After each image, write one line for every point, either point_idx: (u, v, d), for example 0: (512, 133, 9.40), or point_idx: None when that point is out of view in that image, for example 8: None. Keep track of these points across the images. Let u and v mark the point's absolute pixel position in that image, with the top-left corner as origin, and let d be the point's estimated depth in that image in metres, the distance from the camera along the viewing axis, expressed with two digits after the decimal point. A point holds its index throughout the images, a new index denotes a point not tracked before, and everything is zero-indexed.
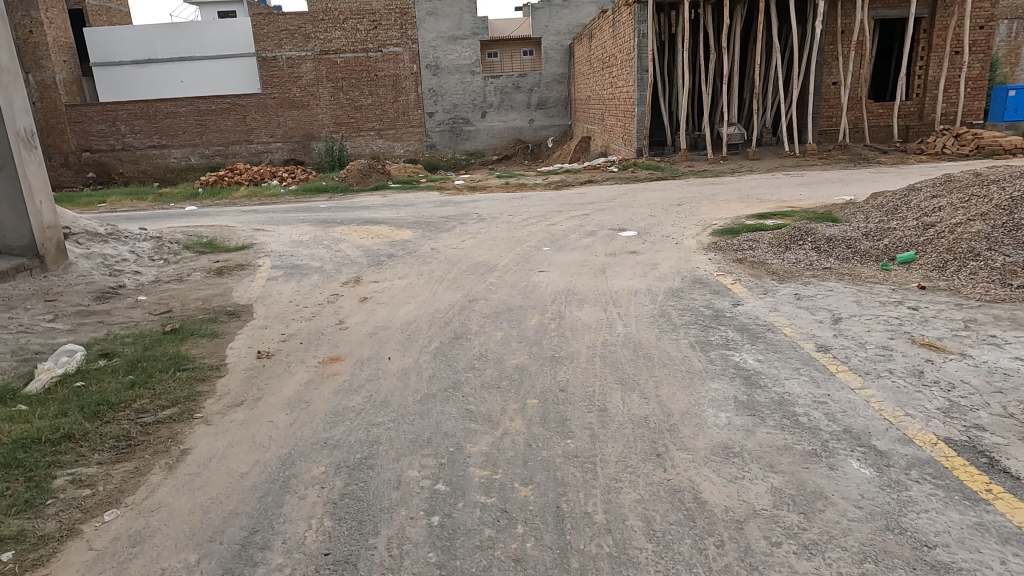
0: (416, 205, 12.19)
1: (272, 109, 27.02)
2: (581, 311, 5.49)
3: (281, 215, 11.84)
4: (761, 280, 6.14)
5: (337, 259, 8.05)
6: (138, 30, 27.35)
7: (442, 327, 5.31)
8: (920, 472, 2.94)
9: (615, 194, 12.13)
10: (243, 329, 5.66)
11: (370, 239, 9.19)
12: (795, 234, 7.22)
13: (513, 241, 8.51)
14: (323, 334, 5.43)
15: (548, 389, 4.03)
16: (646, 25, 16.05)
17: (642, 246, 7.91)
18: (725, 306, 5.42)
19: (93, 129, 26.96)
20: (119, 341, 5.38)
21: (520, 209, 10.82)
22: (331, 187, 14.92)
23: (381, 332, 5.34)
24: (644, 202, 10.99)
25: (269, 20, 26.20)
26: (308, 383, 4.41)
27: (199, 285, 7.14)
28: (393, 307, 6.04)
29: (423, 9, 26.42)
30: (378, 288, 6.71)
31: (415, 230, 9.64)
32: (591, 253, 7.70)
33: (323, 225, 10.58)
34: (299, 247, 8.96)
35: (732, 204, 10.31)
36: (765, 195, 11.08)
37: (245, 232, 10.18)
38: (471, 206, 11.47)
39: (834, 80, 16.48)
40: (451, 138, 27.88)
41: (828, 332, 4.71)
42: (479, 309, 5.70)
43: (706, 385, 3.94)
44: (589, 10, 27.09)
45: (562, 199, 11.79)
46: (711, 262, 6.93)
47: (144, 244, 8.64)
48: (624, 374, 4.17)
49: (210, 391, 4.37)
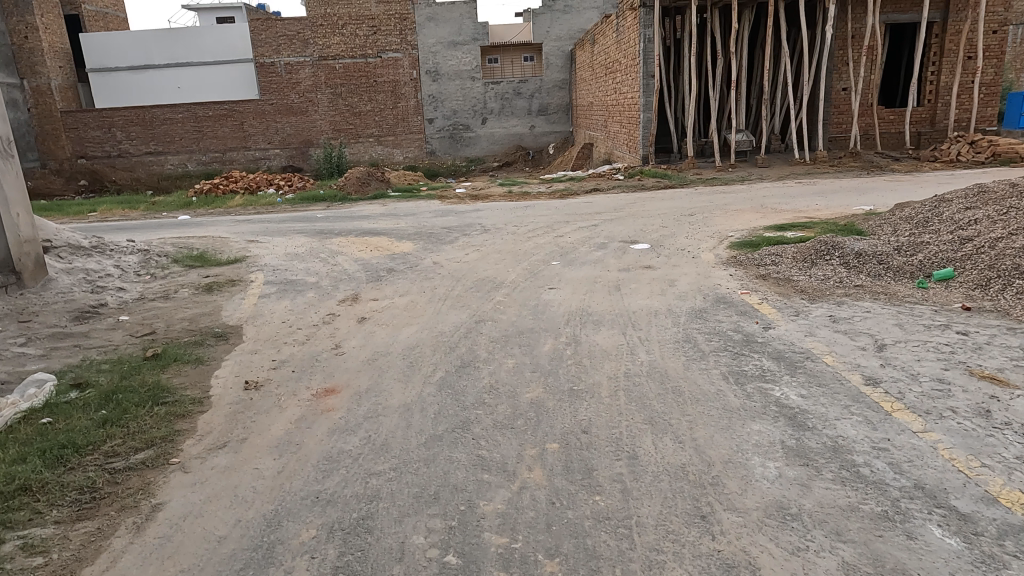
0: (417, 215, 11.77)
1: (269, 116, 26.68)
2: (598, 336, 5.05)
3: (278, 225, 11.42)
4: (790, 300, 5.71)
5: (334, 274, 7.62)
6: (135, 36, 26.99)
7: (447, 354, 4.86)
8: (1015, 543, 2.50)
9: (622, 203, 11.72)
10: (231, 355, 5.21)
11: (368, 251, 8.77)
12: (821, 248, 6.78)
13: (519, 254, 8.08)
14: (317, 360, 4.98)
15: (568, 430, 3.58)
16: (652, 30, 15.74)
17: (656, 260, 7.49)
18: (756, 330, 4.98)
19: (88, 135, 26.58)
20: (94, 369, 4.93)
21: (525, 219, 10.40)
22: (329, 196, 14.48)
23: (380, 359, 4.89)
24: (654, 212, 10.57)
25: (267, 25, 25.89)
26: (299, 421, 3.96)
27: (187, 302, 6.70)
28: (393, 329, 5.59)
29: (423, 14, 26.10)
30: (378, 307, 6.28)
31: (416, 241, 9.22)
32: (603, 268, 7.28)
33: (320, 236, 10.15)
34: (294, 260, 8.52)
35: (745, 214, 9.89)
36: (779, 204, 10.66)
37: (239, 244, 9.75)
38: (474, 215, 11.05)
39: (845, 85, 16.07)
40: (452, 144, 27.50)
41: (874, 362, 4.26)
42: (487, 333, 5.26)
43: (748, 427, 3.50)
44: (590, 16, 26.77)
45: (568, 209, 11.37)
46: (732, 279, 6.51)
47: (131, 257, 8.20)
48: (653, 413, 3.73)
49: (190, 430, 3.92)
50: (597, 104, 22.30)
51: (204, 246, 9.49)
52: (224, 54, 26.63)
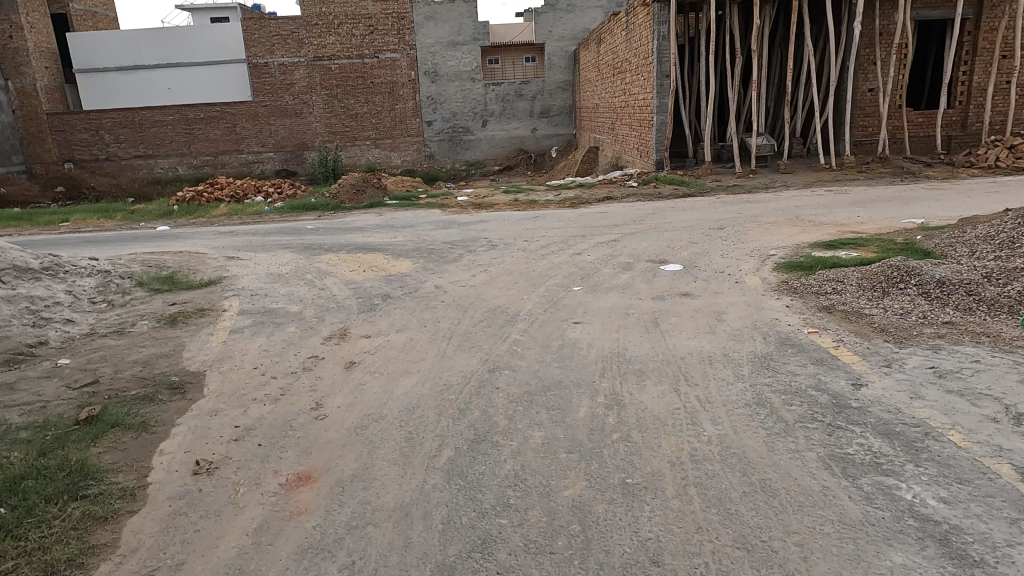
0: (416, 226, 10.77)
1: (263, 118, 25.66)
2: (645, 396, 4.02)
3: (263, 238, 10.41)
4: (870, 342, 4.70)
5: (319, 302, 6.57)
6: (124, 35, 25.91)
7: (456, 423, 3.82)
8: None
9: (640, 214, 10.72)
10: (185, 417, 4.16)
11: (362, 271, 7.75)
12: (893, 275, 5.76)
13: (533, 277, 7.07)
14: (291, 427, 3.94)
15: (633, 560, 2.56)
16: (666, 27, 14.82)
17: (693, 285, 6.49)
18: (844, 389, 3.95)
19: (75, 138, 25.56)
20: (8, 439, 3.87)
21: (536, 233, 9.39)
22: (320, 205, 13.44)
23: (371, 427, 3.86)
24: (678, 225, 9.57)
25: (261, 25, 24.97)
26: (258, 533, 2.91)
27: (145, 339, 5.66)
28: (388, 380, 4.55)
29: (421, 13, 25.12)
30: (372, 347, 5.24)
31: (415, 259, 8.20)
32: (633, 295, 6.28)
33: (310, 252, 9.14)
34: (278, 282, 7.50)
35: (782, 228, 8.90)
36: (816, 216, 9.66)
37: (218, 262, 8.72)
38: (478, 228, 10.06)
39: (871, 85, 15.09)
40: (451, 147, 26.48)
41: (1019, 443, 3.23)
42: (505, 389, 4.23)
43: (887, 558, 2.49)
44: (594, 15, 25.80)
45: (582, 221, 10.38)
46: (790, 311, 5.52)
47: (89, 281, 7.15)
48: (747, 530, 2.70)
49: (110, 546, 2.88)
50: (604, 106, 21.33)
51: (177, 265, 8.47)
52: (216, 54, 25.56)
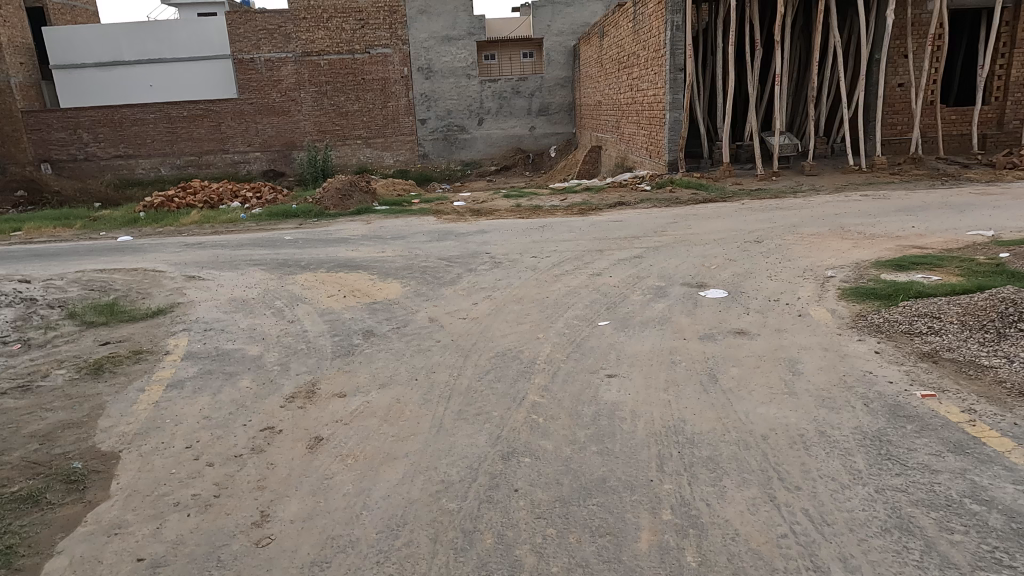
0: (408, 238, 9.54)
1: (249, 115, 24.32)
2: (730, 510, 2.81)
3: (234, 252, 9.15)
4: (1015, 413, 3.49)
5: (285, 341, 5.31)
6: (102, 29, 24.59)
7: (459, 563, 2.58)
8: None
9: (661, 223, 9.53)
10: (71, 539, 2.91)
11: (341, 297, 6.53)
12: (1012, 310, 4.55)
13: (549, 307, 5.85)
14: (219, 561, 2.70)
15: None
16: (680, 16, 13.67)
17: (748, 319, 5.28)
18: (1018, 502, 2.73)
19: (51, 137, 24.26)
20: None
21: (546, 247, 8.15)
22: (302, 211, 12.15)
23: (333, 568, 2.61)
24: (707, 237, 8.37)
25: (245, 19, 23.64)
26: None
27: (56, 397, 4.39)
28: (364, 471, 3.32)
29: (414, 7, 23.82)
30: (348, 413, 4.01)
31: (407, 282, 6.97)
32: (675, 333, 5.06)
33: (285, 270, 7.88)
34: (241, 312, 6.25)
35: (829, 242, 7.72)
36: (863, 226, 8.48)
37: (176, 283, 7.48)
38: (478, 241, 8.86)
39: (900, 80, 13.95)
40: (446, 147, 25.18)
41: None
42: (528, 496, 3.00)
43: None
44: (594, 9, 24.55)
45: (595, 232, 9.15)
46: (885, 360, 4.31)
47: (10, 313, 5.90)
48: None
49: None
50: (607, 103, 20.12)
51: (129, 288, 7.24)
52: (200, 50, 24.31)
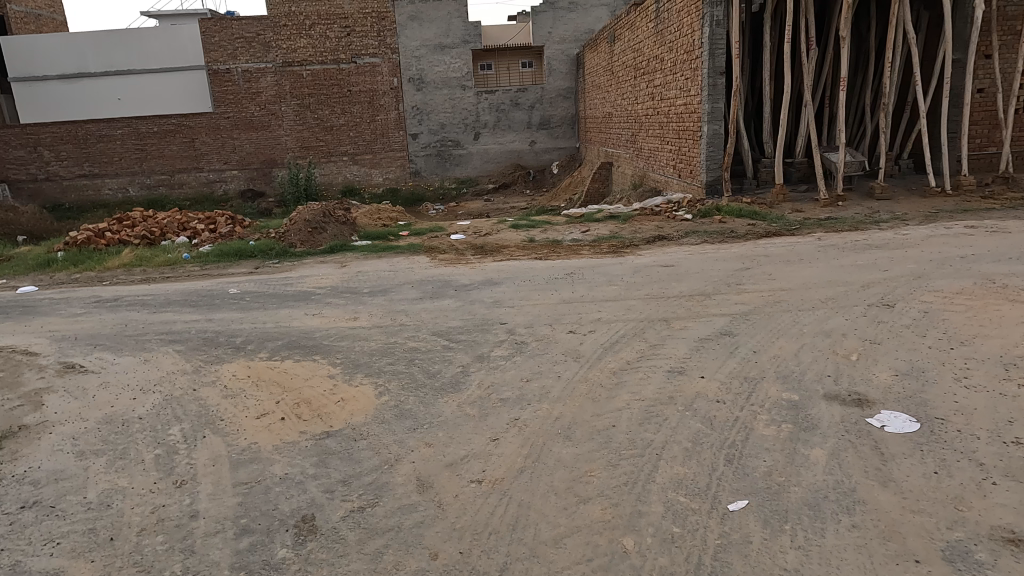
0: (390, 292, 7.12)
1: (224, 131, 21.90)
2: None
3: (155, 316, 6.72)
4: None
5: (146, 554, 2.81)
6: (63, 36, 21.25)
7: None
8: None
9: (731, 271, 7.16)
10: None
11: (276, 421, 4.05)
12: None
13: (625, 456, 3.40)
14: None
15: None
16: (721, 9, 11.39)
17: (1011, 501, 2.84)
18: None
19: (8, 156, 21.87)
20: None
21: (586, 316, 5.76)
22: (260, 249, 9.69)
23: None
24: (808, 296, 6.00)
25: (221, 26, 21.21)
26: None
27: None
28: None
29: (404, 13, 21.52)
30: None
31: (387, 383, 4.53)
32: (889, 547, 2.61)
33: (212, 353, 5.45)
34: (111, 452, 3.77)
35: (996, 308, 5.35)
36: (1019, 279, 6.12)
37: (50, 378, 5.05)
38: (487, 300, 6.48)
39: (981, 85, 11.69)
40: (440, 163, 22.84)
41: None
42: None
43: None
44: (599, 14, 22.33)
45: (645, 284, 6.78)
46: None
47: None
48: None
49: None
50: (620, 115, 17.85)
51: None
52: (173, 61, 21.43)
